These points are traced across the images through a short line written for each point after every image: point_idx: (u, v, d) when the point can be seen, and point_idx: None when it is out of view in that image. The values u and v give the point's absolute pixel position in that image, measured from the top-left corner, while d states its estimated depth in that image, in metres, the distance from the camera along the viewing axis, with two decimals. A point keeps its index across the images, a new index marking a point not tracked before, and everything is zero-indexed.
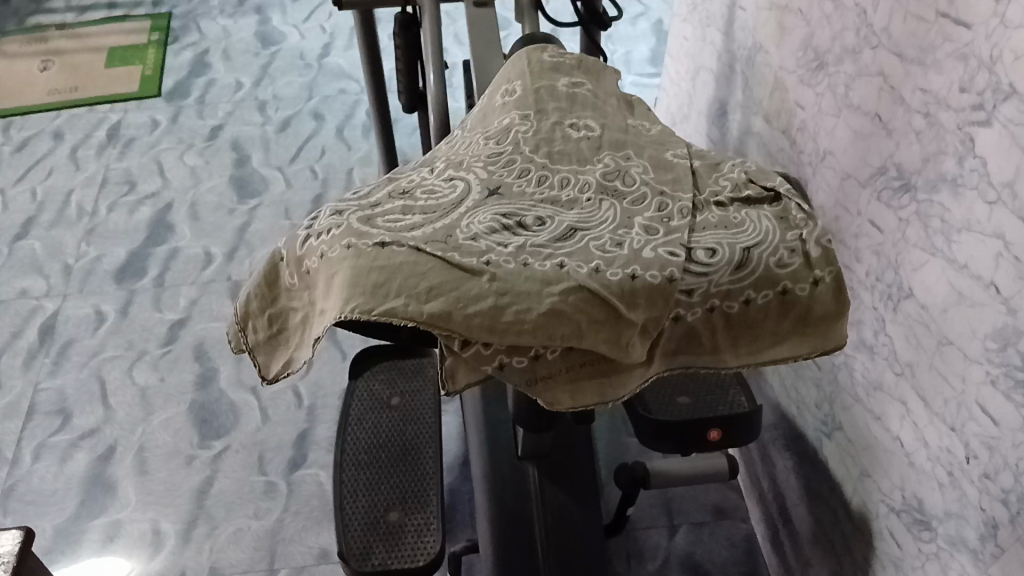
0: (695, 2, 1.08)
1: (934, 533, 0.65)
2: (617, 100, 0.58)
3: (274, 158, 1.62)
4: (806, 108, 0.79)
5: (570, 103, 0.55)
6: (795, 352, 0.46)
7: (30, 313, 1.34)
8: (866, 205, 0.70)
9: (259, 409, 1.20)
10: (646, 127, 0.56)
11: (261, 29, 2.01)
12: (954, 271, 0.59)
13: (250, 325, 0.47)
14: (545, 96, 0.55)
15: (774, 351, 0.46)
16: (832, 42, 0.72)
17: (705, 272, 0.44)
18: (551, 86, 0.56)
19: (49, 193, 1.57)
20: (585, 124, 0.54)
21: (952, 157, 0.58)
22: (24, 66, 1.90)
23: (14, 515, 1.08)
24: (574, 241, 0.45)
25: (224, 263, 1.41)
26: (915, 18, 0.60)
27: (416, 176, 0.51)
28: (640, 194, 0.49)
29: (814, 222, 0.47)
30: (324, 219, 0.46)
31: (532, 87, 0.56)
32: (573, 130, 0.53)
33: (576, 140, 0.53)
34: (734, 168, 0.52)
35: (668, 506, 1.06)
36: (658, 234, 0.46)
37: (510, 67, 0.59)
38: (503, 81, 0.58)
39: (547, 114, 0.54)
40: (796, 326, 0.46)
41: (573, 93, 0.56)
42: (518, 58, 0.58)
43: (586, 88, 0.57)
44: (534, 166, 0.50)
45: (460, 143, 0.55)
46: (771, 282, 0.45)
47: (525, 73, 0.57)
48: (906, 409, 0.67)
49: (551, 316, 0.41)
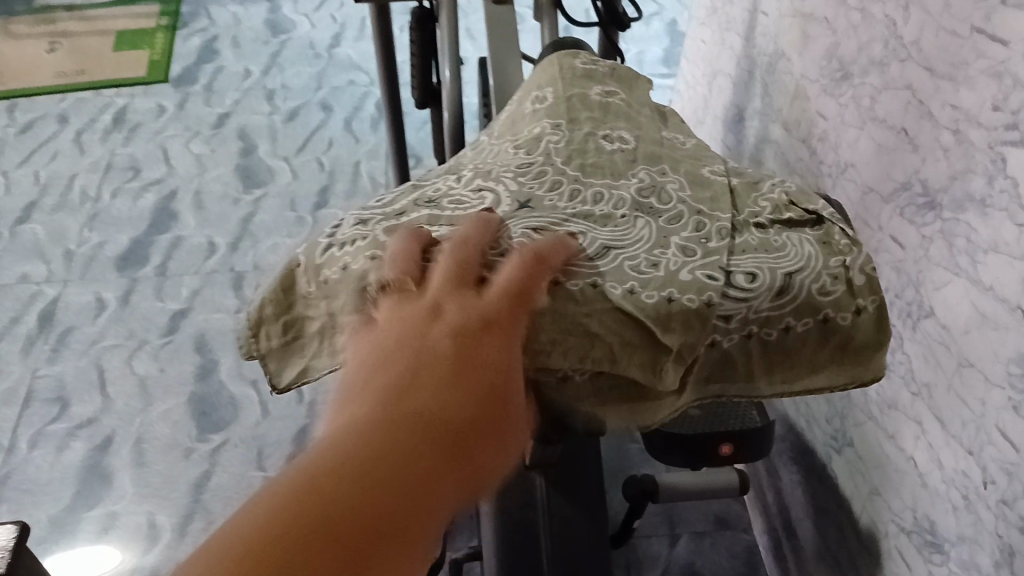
0: (714, 5, 1.06)
1: (945, 557, 0.64)
2: (650, 111, 0.57)
3: (281, 148, 1.61)
4: (827, 118, 0.77)
5: (603, 114, 0.54)
6: (833, 383, 0.45)
7: (30, 298, 1.33)
8: (888, 220, 0.68)
9: (260, 403, 1.18)
10: (681, 140, 0.55)
11: (271, 17, 2.00)
12: (978, 292, 0.58)
13: (263, 331, 0.46)
14: (577, 104, 0.54)
15: (811, 381, 0.45)
16: (858, 52, 0.71)
17: (742, 297, 0.43)
18: (585, 95, 0.55)
19: (52, 176, 1.55)
20: (618, 136, 0.53)
21: (981, 176, 0.57)
22: (31, 47, 1.88)
23: (8, 503, 1.07)
24: (607, 259, 0.44)
25: (228, 254, 1.40)
26: (948, 33, 0.59)
27: (442, 185, 0.50)
28: (673, 212, 0.48)
29: (859, 249, 0.45)
30: (347, 228, 0.46)
31: (564, 96, 0.55)
32: (606, 143, 0.52)
33: (609, 153, 0.51)
34: (774, 187, 0.51)
35: (670, 515, 1.05)
36: (695, 255, 0.45)
37: (538, 74, 0.58)
38: (533, 87, 0.57)
39: (580, 123, 0.53)
40: (835, 355, 0.44)
41: (606, 104, 0.55)
42: (548, 68, 0.58)
43: (619, 98, 0.56)
44: (564, 176, 0.49)
45: (487, 152, 0.54)
46: (812, 309, 0.43)
47: (557, 80, 0.56)
48: (921, 430, 0.66)
49: (586, 338, 0.42)
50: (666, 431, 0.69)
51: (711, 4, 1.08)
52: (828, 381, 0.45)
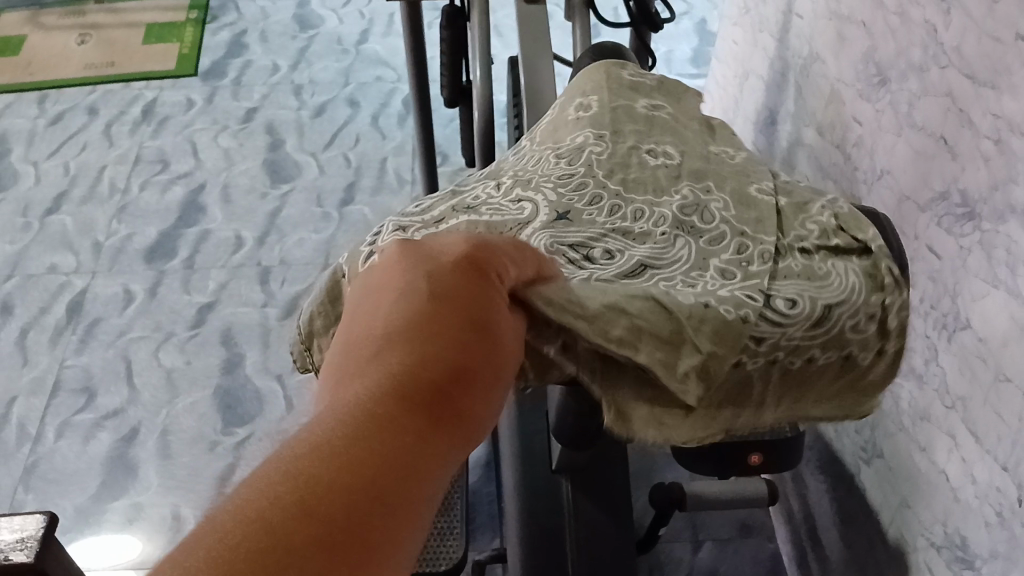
0: (747, 6, 1.05)
1: (977, 572, 0.63)
2: (699, 124, 0.57)
3: (308, 143, 1.61)
4: (863, 124, 0.76)
5: (647, 127, 0.55)
6: (838, 411, 0.47)
7: (59, 288, 1.34)
8: (924, 228, 0.67)
9: (284, 398, 1.19)
10: (730, 153, 0.55)
11: (299, 12, 2.00)
12: (1017, 305, 0.57)
13: (316, 344, 0.47)
14: (622, 116, 0.55)
15: (818, 408, 0.47)
16: (897, 57, 0.70)
17: (777, 324, 0.43)
18: (631, 108, 0.56)
19: (82, 168, 1.56)
20: (663, 151, 0.53)
21: (1023, 186, 0.56)
22: (62, 38, 1.90)
23: (36, 492, 1.09)
24: (645, 277, 0.44)
25: (254, 248, 1.41)
26: (992, 39, 0.58)
27: (482, 194, 0.50)
28: (712, 229, 0.48)
29: (902, 290, 0.45)
30: (387, 236, 0.45)
31: (609, 106, 0.55)
32: (649, 158, 0.52)
33: (651, 167, 0.51)
34: (824, 209, 0.49)
35: (693, 519, 1.05)
36: (734, 278, 0.45)
37: (584, 80, 0.58)
38: (580, 94, 0.57)
39: (623, 135, 0.53)
40: (847, 385, 0.47)
41: (652, 117, 0.55)
42: (595, 76, 0.58)
43: (665, 112, 0.57)
44: (604, 188, 0.49)
45: (528, 158, 0.54)
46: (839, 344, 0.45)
47: (605, 90, 0.57)
48: (954, 443, 0.65)
49: (632, 333, 0.40)
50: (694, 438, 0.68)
51: (744, 4, 1.06)
52: (835, 408, 0.47)
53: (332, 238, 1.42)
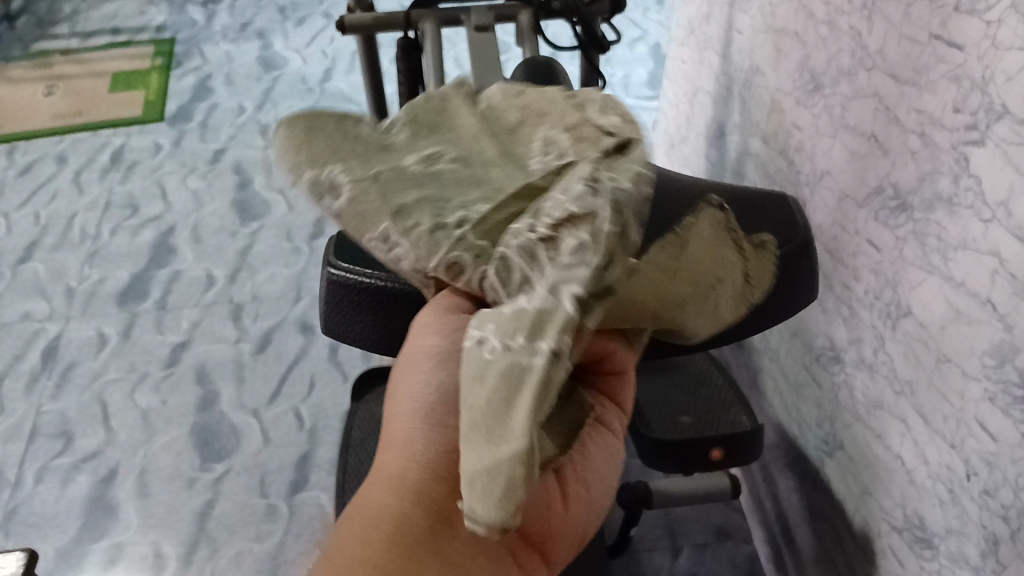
0: (691, 25, 1.09)
1: (936, 551, 0.66)
2: (512, 101, 0.57)
3: (276, 180, 1.64)
4: (803, 129, 0.80)
5: (404, 145, 0.55)
6: (530, 465, 0.36)
7: (32, 335, 1.35)
8: (864, 224, 0.70)
9: (261, 431, 1.20)
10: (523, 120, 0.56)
11: (263, 54, 2.04)
12: (951, 288, 0.60)
13: None
14: (351, 149, 0.54)
15: (492, 466, 0.36)
16: (828, 64, 0.73)
17: (497, 318, 0.40)
18: (358, 135, 0.55)
19: (52, 216, 1.58)
20: (547, 138, 0.53)
21: (947, 176, 0.59)
22: (29, 91, 1.92)
23: (16, 538, 1.08)
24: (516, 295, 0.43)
25: (225, 285, 1.42)
26: (909, 40, 0.61)
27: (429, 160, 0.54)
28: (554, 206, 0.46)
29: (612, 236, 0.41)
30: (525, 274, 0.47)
31: (330, 146, 0.54)
32: (405, 163, 0.53)
33: (425, 168, 0.52)
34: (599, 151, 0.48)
35: (671, 527, 1.07)
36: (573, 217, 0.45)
37: (286, 129, 0.56)
38: (290, 157, 0.53)
39: (382, 169, 0.52)
40: (552, 392, 0.37)
41: (387, 142, 0.56)
42: (307, 112, 0.57)
43: (503, 115, 0.57)
44: (442, 207, 0.49)
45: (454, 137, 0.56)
46: (612, 264, 0.41)
47: (331, 128, 0.55)
48: (906, 427, 0.68)
49: None
50: (659, 436, 0.75)
51: (688, 24, 1.10)
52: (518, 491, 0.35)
53: (303, 273, 1.44)
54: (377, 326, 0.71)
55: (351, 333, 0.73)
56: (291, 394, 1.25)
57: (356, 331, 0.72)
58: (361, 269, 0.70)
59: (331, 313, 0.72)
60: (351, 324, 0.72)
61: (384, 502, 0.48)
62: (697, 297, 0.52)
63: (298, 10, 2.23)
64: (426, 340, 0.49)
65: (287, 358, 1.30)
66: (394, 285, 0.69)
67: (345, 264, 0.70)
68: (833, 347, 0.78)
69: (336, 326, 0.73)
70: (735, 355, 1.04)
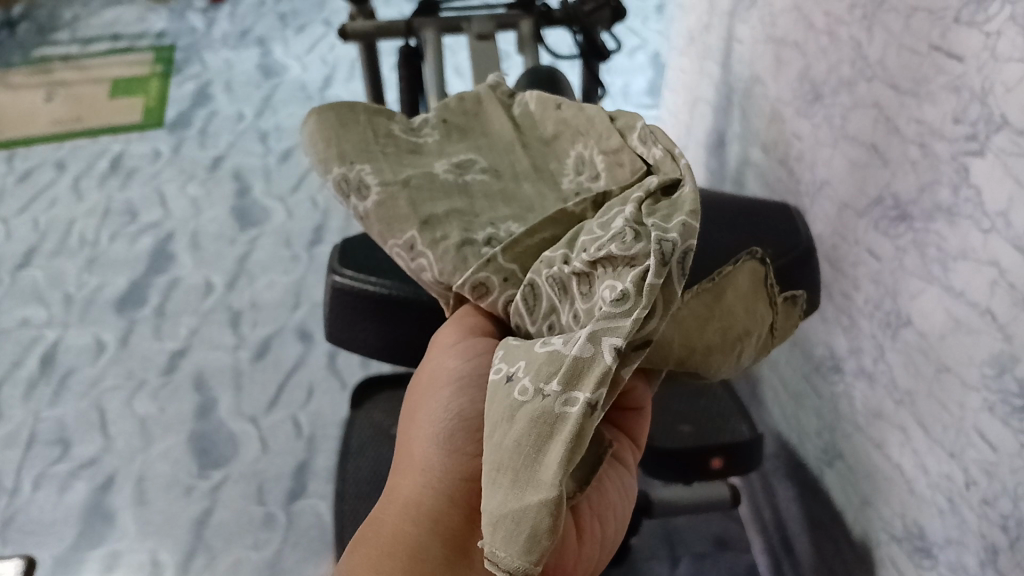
0: (691, 34, 1.09)
1: (935, 561, 0.65)
2: (550, 117, 0.69)
3: (276, 187, 1.64)
4: (803, 139, 0.80)
5: (436, 147, 0.69)
6: (556, 515, 0.41)
7: (30, 342, 1.34)
8: (864, 234, 0.70)
9: (259, 439, 1.20)
10: (553, 135, 0.68)
11: (263, 62, 2.04)
12: (951, 298, 0.60)
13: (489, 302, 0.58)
14: (380, 148, 0.67)
15: (522, 511, 0.42)
16: (828, 74, 0.74)
17: (537, 358, 0.48)
18: (390, 133, 0.69)
19: (51, 222, 1.57)
20: (579, 157, 0.66)
21: (946, 186, 0.59)
22: (28, 98, 1.93)
23: (13, 545, 1.08)
24: (541, 319, 0.55)
25: (224, 292, 1.42)
26: (909, 51, 0.61)
27: (459, 172, 0.66)
28: (595, 249, 0.51)
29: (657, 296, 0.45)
30: (555, 301, 0.54)
31: (360, 142, 0.67)
32: (437, 171, 0.66)
33: (456, 179, 0.65)
34: (640, 200, 0.54)
35: (670, 536, 1.07)
36: (616, 261, 0.49)
37: (318, 121, 0.68)
38: (323, 150, 0.66)
39: (413, 174, 0.65)
40: (583, 446, 0.42)
41: (417, 143, 0.69)
42: (340, 104, 0.69)
43: (536, 130, 0.69)
44: (469, 222, 0.62)
45: (486, 148, 0.69)
46: (651, 316, 0.46)
47: (366, 125, 0.68)
48: (905, 436, 0.67)
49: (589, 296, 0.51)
50: (660, 445, 0.75)
51: (689, 34, 1.11)
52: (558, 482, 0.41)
53: (302, 280, 1.44)
54: (381, 333, 0.71)
55: (354, 340, 0.73)
56: (290, 401, 1.25)
57: (360, 339, 0.73)
58: (365, 276, 0.70)
59: (335, 320, 0.73)
60: (355, 331, 0.72)
61: (397, 526, 0.52)
62: (726, 348, 0.55)
63: (298, 18, 2.23)
64: (448, 363, 0.59)
65: (285, 365, 1.30)
66: (399, 293, 0.69)
67: (350, 270, 0.71)
68: (833, 357, 0.78)
69: (340, 333, 0.73)
70: None
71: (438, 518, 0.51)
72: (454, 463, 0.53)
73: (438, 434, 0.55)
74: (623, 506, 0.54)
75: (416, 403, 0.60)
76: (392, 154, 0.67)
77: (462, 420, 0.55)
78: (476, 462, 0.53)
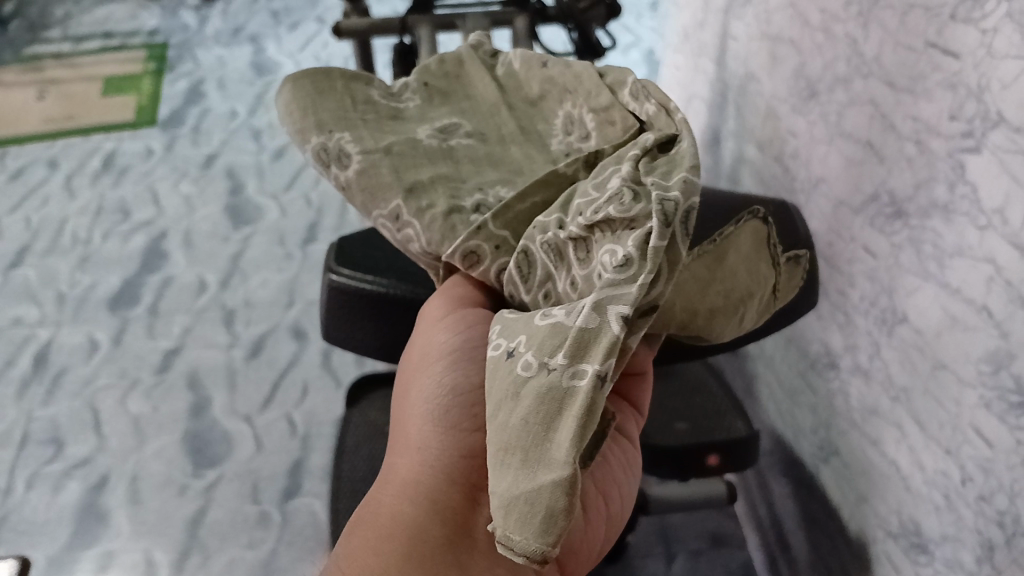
0: (686, 31, 1.09)
1: (931, 557, 0.66)
2: (535, 79, 0.69)
3: (269, 185, 1.63)
4: (798, 136, 0.80)
5: (417, 112, 0.69)
6: (570, 495, 0.40)
7: (23, 341, 1.33)
8: (859, 230, 0.70)
9: (253, 438, 1.19)
10: (540, 95, 0.69)
11: (256, 59, 2.03)
12: (947, 296, 0.60)
13: (482, 270, 0.58)
14: (359, 115, 0.67)
15: (535, 492, 0.41)
16: (824, 71, 0.74)
17: (538, 331, 0.47)
18: (368, 99, 0.69)
19: (43, 222, 1.56)
20: (567, 116, 0.66)
21: (942, 183, 0.59)
22: (20, 96, 1.92)
23: (6, 545, 1.07)
24: (536, 288, 0.55)
25: (217, 291, 1.42)
26: (905, 48, 0.61)
27: (445, 140, 0.66)
28: (589, 214, 0.51)
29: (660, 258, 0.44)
30: (554, 268, 0.54)
31: (338, 110, 0.66)
32: (420, 136, 0.66)
33: (440, 144, 0.66)
34: (636, 161, 0.53)
35: (666, 533, 1.07)
36: (616, 224, 0.49)
37: (293, 88, 0.67)
38: (299, 121, 0.65)
39: (395, 142, 0.64)
40: (594, 421, 0.42)
41: (398, 109, 0.69)
42: (317, 71, 0.69)
43: (522, 93, 0.70)
44: (456, 188, 0.62)
45: (472, 114, 0.69)
46: (657, 280, 0.45)
47: (346, 92, 0.68)
48: (901, 433, 0.67)
49: (587, 262, 0.51)
50: (655, 443, 0.75)
51: (683, 31, 1.11)
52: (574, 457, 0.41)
53: (296, 279, 1.44)
54: (378, 331, 0.71)
55: (352, 340, 0.73)
56: (284, 400, 1.25)
57: (357, 338, 0.72)
58: (363, 275, 0.70)
59: (332, 319, 0.72)
60: (353, 330, 0.72)
61: (396, 510, 0.52)
62: (729, 310, 0.55)
63: (291, 16, 2.22)
64: (441, 339, 0.59)
65: (279, 363, 1.30)
66: (398, 291, 0.69)
67: (346, 269, 0.70)
68: (828, 354, 0.78)
69: (337, 333, 0.73)
70: (729, 362, 1.04)
71: (436, 498, 0.51)
72: (451, 441, 0.53)
73: (434, 411, 0.55)
74: (629, 487, 0.55)
75: (409, 381, 0.60)
76: (372, 121, 0.67)
77: (456, 395, 0.55)
78: (472, 438, 0.53)
